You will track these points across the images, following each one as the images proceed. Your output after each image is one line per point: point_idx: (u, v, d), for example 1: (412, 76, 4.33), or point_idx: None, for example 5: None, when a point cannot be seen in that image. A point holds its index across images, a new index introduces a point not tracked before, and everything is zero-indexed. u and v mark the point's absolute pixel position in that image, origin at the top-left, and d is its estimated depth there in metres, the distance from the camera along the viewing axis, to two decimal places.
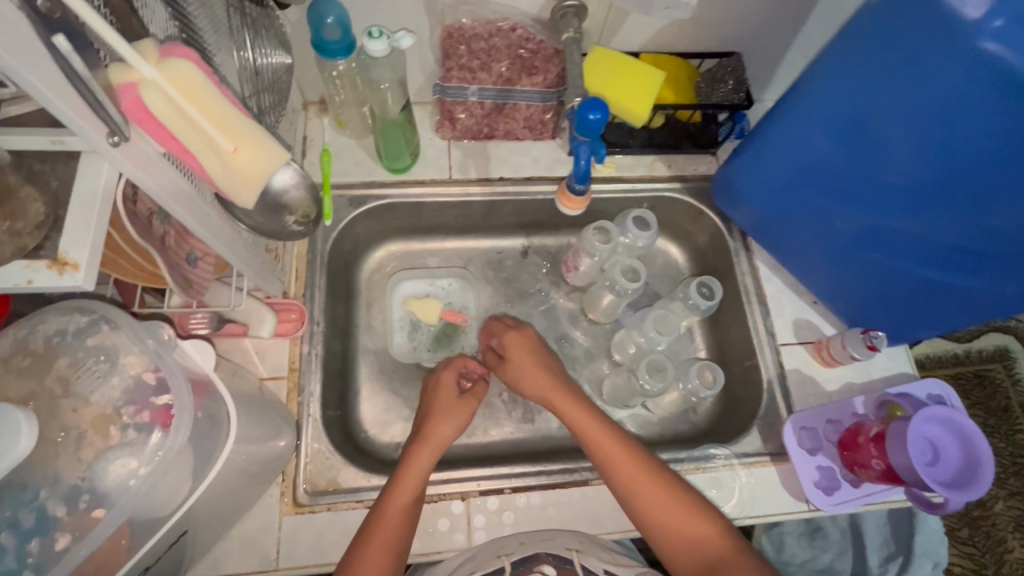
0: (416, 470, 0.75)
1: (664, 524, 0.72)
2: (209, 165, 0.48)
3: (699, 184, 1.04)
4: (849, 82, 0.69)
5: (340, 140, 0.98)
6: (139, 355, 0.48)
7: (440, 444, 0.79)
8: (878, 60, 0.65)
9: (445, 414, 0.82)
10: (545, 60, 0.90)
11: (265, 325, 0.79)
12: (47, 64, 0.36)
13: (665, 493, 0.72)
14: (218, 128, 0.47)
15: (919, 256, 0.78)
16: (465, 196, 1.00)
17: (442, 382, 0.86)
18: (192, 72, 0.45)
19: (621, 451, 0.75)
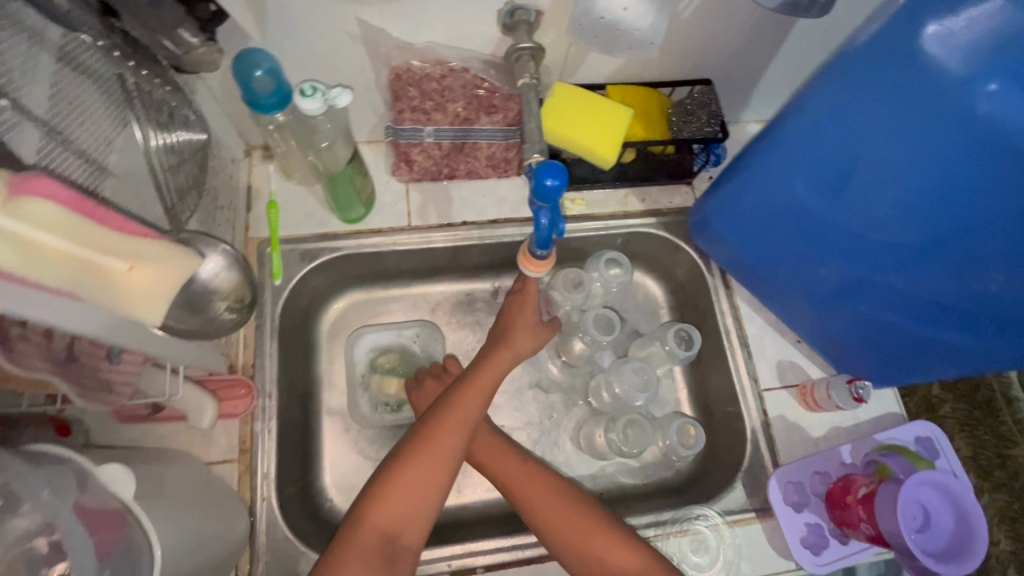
0: (440, 458, 0.73)
1: (573, 547, 0.73)
2: (95, 301, 0.42)
3: (674, 217, 0.98)
4: (827, 136, 0.64)
5: (288, 188, 0.91)
6: (31, 514, 0.44)
7: (465, 433, 0.75)
8: (859, 116, 0.61)
9: (479, 395, 0.78)
10: (504, 98, 0.84)
11: (205, 415, 0.73)
12: None
13: (581, 523, 0.74)
14: (101, 254, 0.42)
15: (905, 311, 0.74)
16: (427, 243, 0.93)
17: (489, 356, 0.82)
18: (57, 208, 0.39)
19: (539, 492, 0.76)
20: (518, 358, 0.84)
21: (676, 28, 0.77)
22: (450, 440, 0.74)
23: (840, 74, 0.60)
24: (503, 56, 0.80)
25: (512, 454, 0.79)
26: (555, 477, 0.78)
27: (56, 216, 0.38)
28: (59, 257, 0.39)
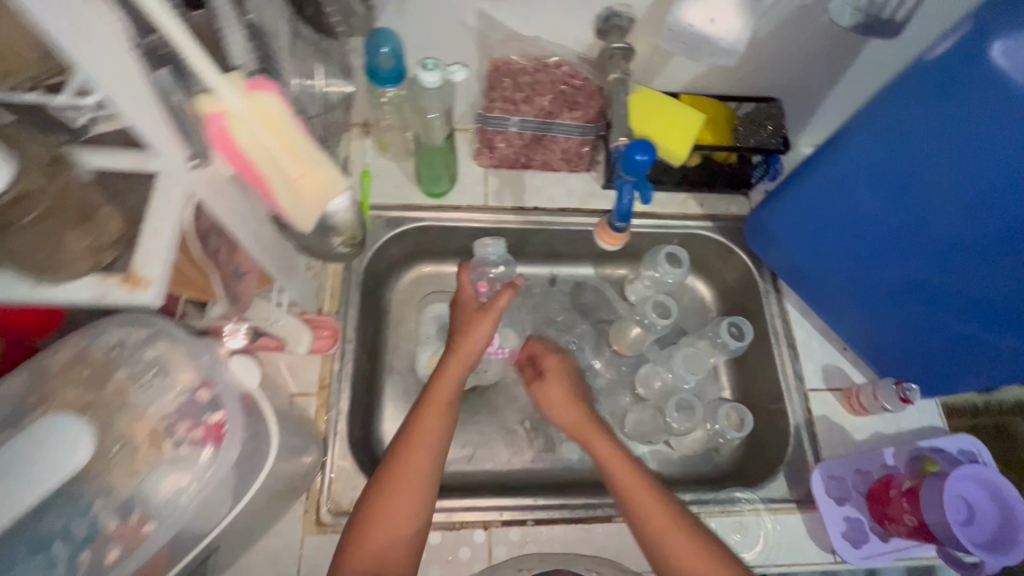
0: (414, 477, 0.71)
1: (670, 554, 0.68)
2: (279, 194, 0.50)
3: (730, 224, 1.05)
4: (892, 145, 0.71)
5: (381, 162, 1.00)
6: (190, 374, 0.49)
7: (437, 446, 0.74)
8: (927, 120, 0.66)
9: (437, 413, 0.76)
10: (588, 96, 0.91)
11: (303, 341, 0.80)
12: (137, 86, 0.38)
13: (677, 529, 0.69)
14: (291, 157, 0.48)
15: (963, 310, 0.77)
16: (500, 223, 1.01)
17: (446, 361, 0.80)
18: (277, 105, 0.46)
19: (634, 490, 0.72)
20: (472, 351, 0.81)
21: (754, 43, 0.85)
22: (419, 460, 0.72)
23: (910, 83, 0.67)
24: (597, 55, 0.90)
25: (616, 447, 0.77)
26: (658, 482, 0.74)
27: (275, 119, 0.46)
28: (266, 150, 0.47)
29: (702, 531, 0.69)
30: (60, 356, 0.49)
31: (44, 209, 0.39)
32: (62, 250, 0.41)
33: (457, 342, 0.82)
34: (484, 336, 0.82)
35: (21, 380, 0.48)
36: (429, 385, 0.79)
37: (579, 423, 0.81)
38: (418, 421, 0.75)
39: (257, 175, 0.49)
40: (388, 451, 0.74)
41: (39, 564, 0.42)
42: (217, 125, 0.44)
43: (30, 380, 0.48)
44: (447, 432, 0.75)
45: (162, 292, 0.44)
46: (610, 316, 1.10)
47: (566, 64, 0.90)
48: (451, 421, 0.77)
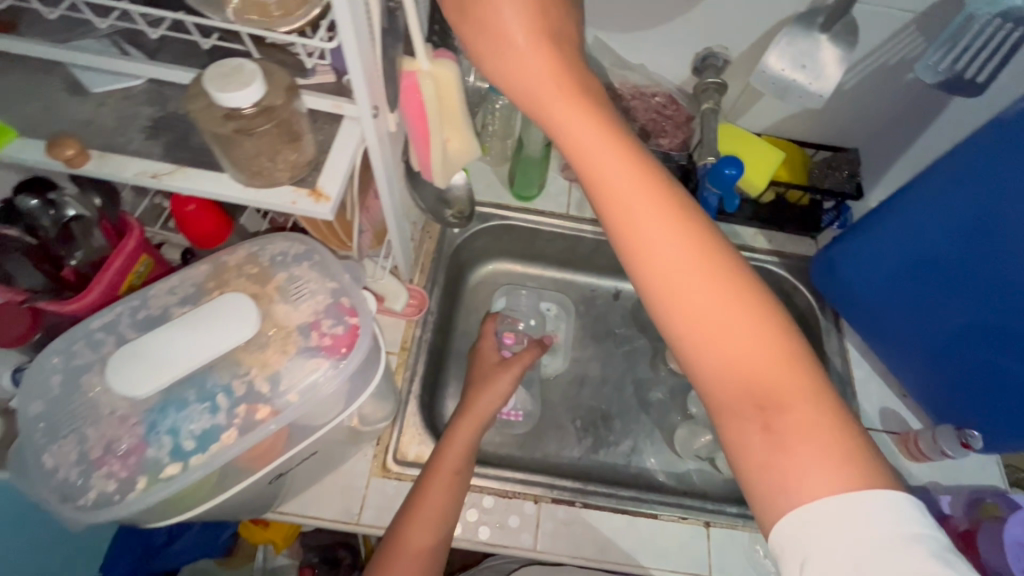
0: (415, 552, 0.74)
1: (731, 355, 0.44)
2: (432, 151, 0.65)
3: (796, 261, 1.09)
4: (979, 178, 0.74)
5: (479, 164, 1.12)
6: (336, 284, 0.58)
7: (439, 525, 0.75)
8: (1013, 164, 0.70)
9: (444, 482, 0.77)
10: (676, 126, 0.99)
11: (399, 300, 0.89)
12: (364, 36, 0.49)
13: (761, 317, 0.44)
14: (450, 124, 0.63)
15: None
16: (578, 232, 1.10)
17: (454, 429, 0.82)
18: (455, 76, 0.58)
19: (687, 263, 0.46)
20: (480, 416, 0.84)
21: (840, 93, 0.93)
22: (422, 536, 0.74)
23: (1000, 130, 0.71)
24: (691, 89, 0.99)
25: (676, 213, 0.47)
26: (730, 259, 0.46)
27: (448, 91, 0.59)
28: (438, 115, 0.60)
29: (784, 330, 0.45)
30: (237, 254, 0.59)
31: (273, 123, 0.50)
32: (275, 160, 0.53)
33: (467, 408, 0.85)
34: (496, 396, 0.87)
35: (206, 268, 0.58)
36: (436, 453, 0.80)
37: (633, 189, 0.48)
38: (427, 485, 0.76)
39: (418, 130, 0.63)
40: (393, 524, 0.76)
41: (203, 410, 0.50)
42: (409, 84, 0.58)
43: (211, 269, 0.58)
44: (455, 498, 0.77)
45: (336, 208, 0.54)
46: None
47: (661, 94, 0.98)
48: (459, 491, 0.78)
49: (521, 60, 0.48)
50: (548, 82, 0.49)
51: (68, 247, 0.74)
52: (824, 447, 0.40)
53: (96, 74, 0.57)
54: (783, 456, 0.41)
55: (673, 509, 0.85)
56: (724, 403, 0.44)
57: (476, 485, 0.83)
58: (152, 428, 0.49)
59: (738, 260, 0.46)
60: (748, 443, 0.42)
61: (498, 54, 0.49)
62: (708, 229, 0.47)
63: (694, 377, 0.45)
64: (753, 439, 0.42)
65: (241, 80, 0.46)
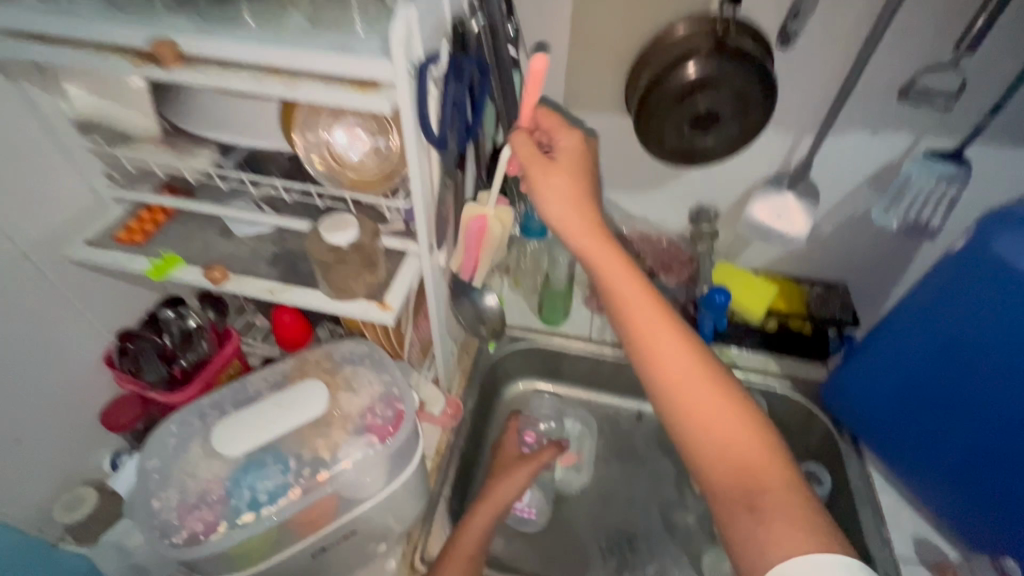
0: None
1: (723, 448, 0.62)
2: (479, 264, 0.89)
3: (808, 386, 1.16)
4: (929, 319, 0.86)
5: (512, 294, 1.31)
6: (391, 377, 0.73)
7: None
8: (957, 303, 0.82)
9: (459, 562, 0.81)
10: (680, 264, 1.16)
11: (437, 405, 1.02)
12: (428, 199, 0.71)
13: (742, 418, 0.63)
14: (495, 248, 0.88)
15: None
16: (599, 352, 1.23)
17: (473, 513, 0.87)
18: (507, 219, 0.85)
19: (691, 372, 0.65)
20: (498, 502, 0.90)
21: (820, 236, 1.09)
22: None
23: (937, 277, 0.83)
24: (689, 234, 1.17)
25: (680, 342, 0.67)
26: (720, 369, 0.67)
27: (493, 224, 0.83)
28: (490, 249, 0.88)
29: (761, 424, 0.64)
30: (317, 352, 0.76)
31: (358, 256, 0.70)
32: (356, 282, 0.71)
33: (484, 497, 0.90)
34: (511, 490, 0.93)
35: (292, 363, 0.75)
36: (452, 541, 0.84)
37: (648, 307, 0.69)
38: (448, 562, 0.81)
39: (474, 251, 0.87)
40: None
41: (277, 471, 0.65)
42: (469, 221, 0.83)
43: (296, 364, 0.75)
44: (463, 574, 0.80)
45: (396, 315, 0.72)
46: None
47: (665, 239, 1.17)
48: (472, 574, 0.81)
49: (574, 215, 0.74)
50: (594, 238, 0.73)
51: (184, 351, 0.93)
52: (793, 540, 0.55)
53: (239, 223, 0.79)
54: (762, 529, 0.57)
55: None
56: (719, 488, 0.61)
57: None
58: (236, 482, 0.64)
59: (729, 374, 0.66)
60: (734, 518, 0.59)
61: (548, 203, 0.74)
62: (709, 356, 0.67)
63: (696, 463, 0.63)
64: (739, 510, 0.59)
65: (342, 226, 0.68)
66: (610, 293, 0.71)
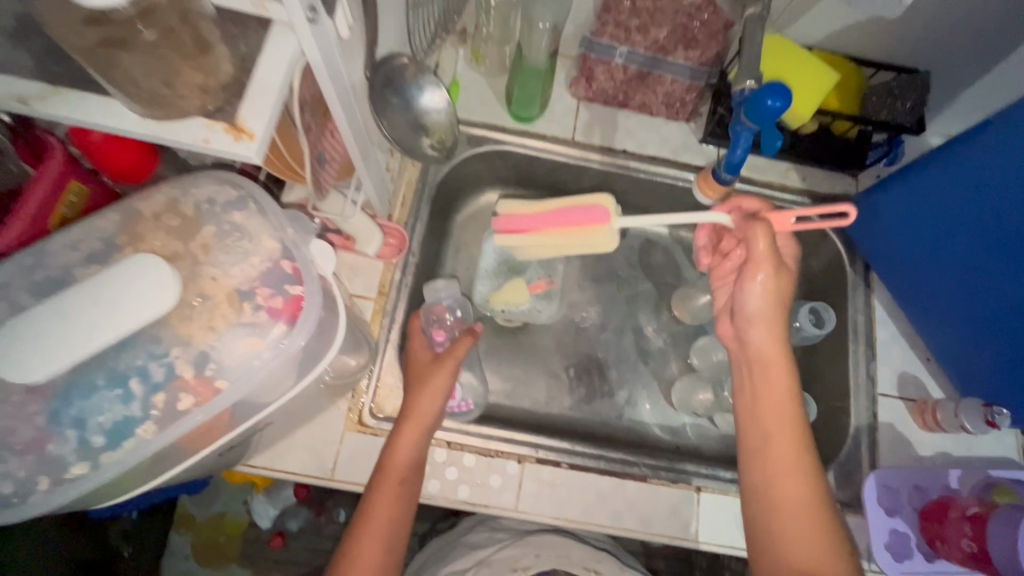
0: (366, 565, 0.67)
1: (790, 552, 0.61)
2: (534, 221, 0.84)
3: (830, 204, 0.96)
4: None
5: (471, 75, 0.95)
6: (278, 241, 0.48)
7: (388, 533, 0.69)
8: None
9: (391, 490, 0.70)
10: (709, 36, 0.80)
11: (372, 243, 0.79)
12: None
13: (820, 542, 0.61)
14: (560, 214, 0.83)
15: None
16: (583, 159, 0.95)
17: (399, 430, 0.73)
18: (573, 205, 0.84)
19: (795, 481, 0.64)
20: (426, 416, 0.74)
21: None
22: (371, 550, 0.68)
23: None
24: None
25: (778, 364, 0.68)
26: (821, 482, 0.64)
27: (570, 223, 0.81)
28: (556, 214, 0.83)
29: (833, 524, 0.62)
30: (152, 200, 0.48)
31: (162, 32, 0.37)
32: (173, 84, 0.39)
33: (407, 409, 0.74)
34: (438, 397, 0.75)
35: (116, 217, 0.47)
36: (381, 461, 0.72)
37: (773, 396, 0.67)
38: (379, 490, 0.70)
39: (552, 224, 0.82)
40: (345, 535, 0.70)
41: (115, 398, 0.42)
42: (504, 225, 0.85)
43: (122, 219, 0.47)
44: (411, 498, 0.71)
45: (264, 149, 0.42)
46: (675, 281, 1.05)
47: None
48: (410, 493, 0.71)
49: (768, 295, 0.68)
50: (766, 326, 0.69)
51: None
52: (816, 557, 0.60)
53: None
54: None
55: (664, 473, 0.81)
56: None
57: (456, 443, 0.79)
58: (55, 418, 0.41)
59: (824, 480, 0.64)
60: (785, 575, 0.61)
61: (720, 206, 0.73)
62: (818, 476, 0.64)
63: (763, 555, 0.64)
64: None
65: None
66: (756, 374, 0.69)
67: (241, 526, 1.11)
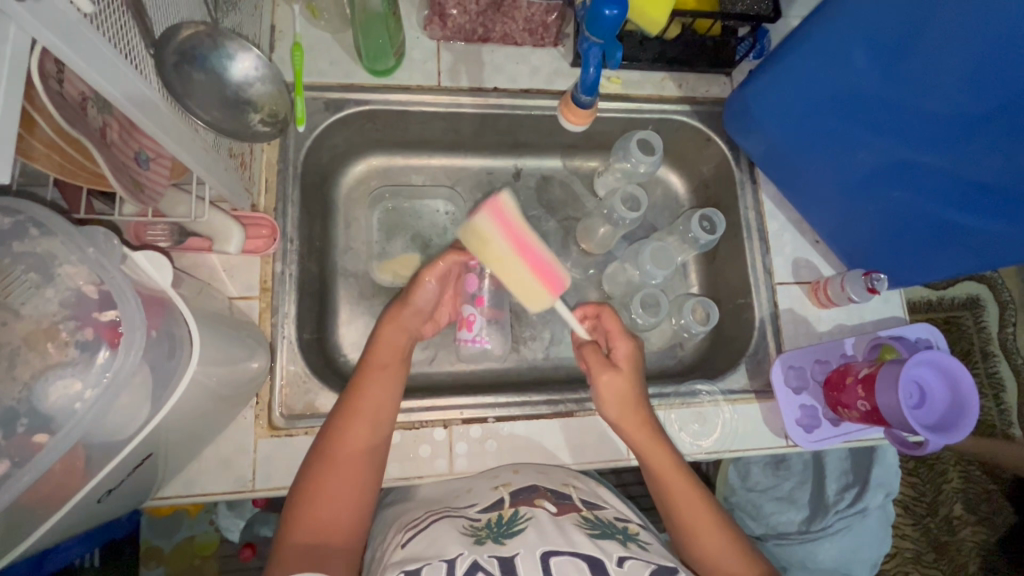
0: (358, 446, 0.66)
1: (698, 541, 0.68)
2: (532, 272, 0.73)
3: (709, 107, 0.96)
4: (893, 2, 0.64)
5: (313, 32, 0.86)
6: (77, 266, 0.42)
7: (381, 418, 0.69)
8: None
9: (385, 377, 0.71)
10: None
11: (232, 241, 0.73)
12: None
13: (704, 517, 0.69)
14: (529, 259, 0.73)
15: (931, 189, 0.72)
16: (453, 104, 0.90)
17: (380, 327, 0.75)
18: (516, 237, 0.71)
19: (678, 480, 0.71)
20: (407, 320, 0.77)
21: None
22: (363, 428, 0.67)
23: None
24: None
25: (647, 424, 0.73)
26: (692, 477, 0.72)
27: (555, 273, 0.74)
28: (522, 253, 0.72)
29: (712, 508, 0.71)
30: None
31: None
32: None
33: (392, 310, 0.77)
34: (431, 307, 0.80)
35: None
36: (366, 355, 0.73)
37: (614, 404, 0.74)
38: (370, 374, 0.71)
39: (527, 261, 0.72)
40: (329, 422, 0.68)
41: None
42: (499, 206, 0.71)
43: None
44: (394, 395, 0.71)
45: (6, 164, 0.36)
46: (578, 213, 1.04)
47: None
48: (399, 381, 0.72)
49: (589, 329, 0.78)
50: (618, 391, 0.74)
51: None
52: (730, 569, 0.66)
53: None
54: None
55: (588, 404, 0.83)
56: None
57: None
58: None
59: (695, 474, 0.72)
60: None
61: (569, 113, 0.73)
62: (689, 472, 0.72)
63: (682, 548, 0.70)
64: None
65: None
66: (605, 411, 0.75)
67: (214, 544, 0.99)
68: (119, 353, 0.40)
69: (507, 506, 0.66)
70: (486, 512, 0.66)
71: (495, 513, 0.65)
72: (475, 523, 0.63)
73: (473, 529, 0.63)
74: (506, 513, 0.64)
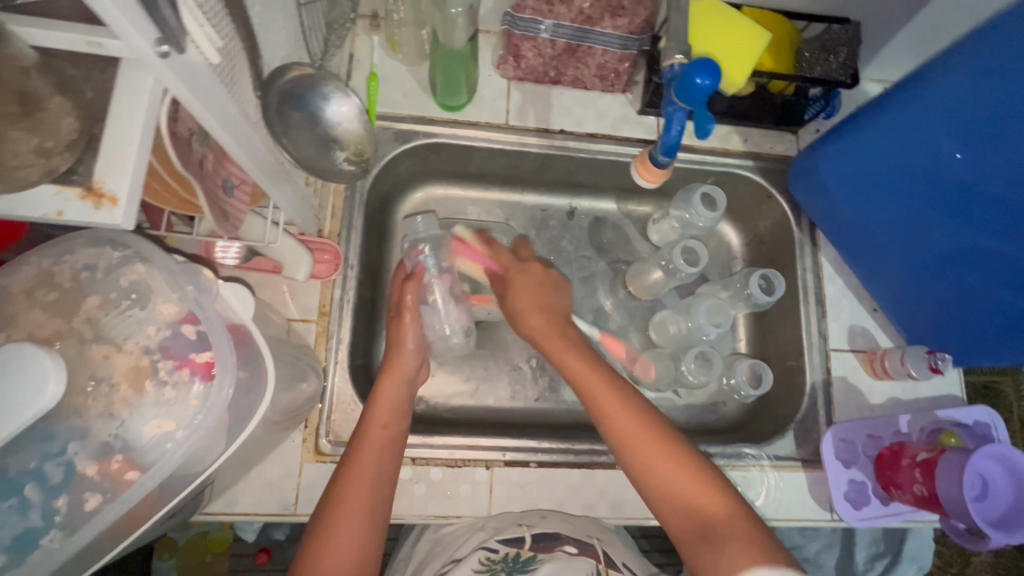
0: (370, 484, 0.64)
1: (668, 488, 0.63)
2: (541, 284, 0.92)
3: (773, 164, 0.95)
4: (980, 88, 0.63)
5: (390, 64, 0.88)
6: (176, 302, 0.43)
7: (386, 458, 0.67)
8: None
9: (385, 419, 0.70)
10: (635, 1, 0.77)
11: (302, 268, 0.74)
12: None
13: (669, 455, 0.64)
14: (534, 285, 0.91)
15: (1000, 271, 0.71)
16: (518, 142, 0.91)
17: (378, 386, 0.73)
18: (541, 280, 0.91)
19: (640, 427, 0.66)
20: (404, 370, 0.76)
21: None
22: (374, 454, 0.66)
23: None
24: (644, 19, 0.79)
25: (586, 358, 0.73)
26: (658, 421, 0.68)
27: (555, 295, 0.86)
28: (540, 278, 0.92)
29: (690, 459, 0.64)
30: (20, 277, 0.42)
31: None
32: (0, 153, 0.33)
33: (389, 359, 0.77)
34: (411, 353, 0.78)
35: None
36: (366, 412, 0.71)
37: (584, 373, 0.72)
38: (376, 407, 0.71)
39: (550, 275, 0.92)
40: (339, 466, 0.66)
41: (11, 509, 0.38)
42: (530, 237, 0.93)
43: None
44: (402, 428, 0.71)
45: (133, 210, 0.37)
46: (629, 256, 1.03)
47: None
48: (402, 426, 0.72)
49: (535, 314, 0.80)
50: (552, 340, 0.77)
51: None
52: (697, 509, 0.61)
53: None
54: (715, 551, 0.58)
55: None
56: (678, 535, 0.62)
57: (420, 458, 0.77)
58: None
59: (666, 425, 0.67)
60: (695, 553, 0.60)
61: (642, 169, 0.75)
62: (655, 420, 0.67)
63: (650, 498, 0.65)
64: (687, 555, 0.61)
65: None
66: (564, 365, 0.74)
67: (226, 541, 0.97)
68: (214, 393, 0.41)
69: (526, 546, 0.66)
70: (505, 544, 0.66)
71: (514, 549, 0.66)
72: (492, 557, 0.64)
73: (490, 563, 0.64)
74: (525, 552, 0.65)
